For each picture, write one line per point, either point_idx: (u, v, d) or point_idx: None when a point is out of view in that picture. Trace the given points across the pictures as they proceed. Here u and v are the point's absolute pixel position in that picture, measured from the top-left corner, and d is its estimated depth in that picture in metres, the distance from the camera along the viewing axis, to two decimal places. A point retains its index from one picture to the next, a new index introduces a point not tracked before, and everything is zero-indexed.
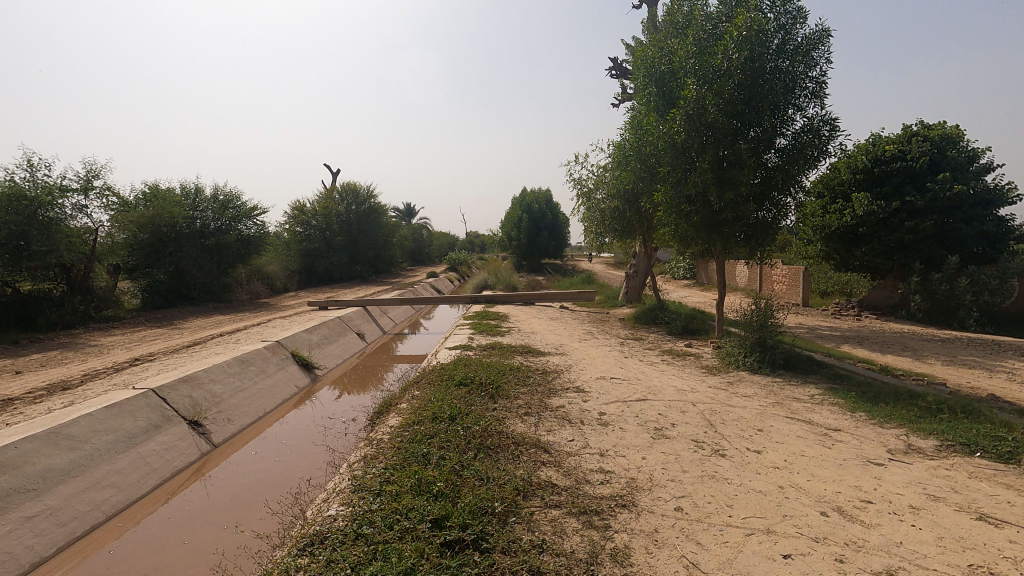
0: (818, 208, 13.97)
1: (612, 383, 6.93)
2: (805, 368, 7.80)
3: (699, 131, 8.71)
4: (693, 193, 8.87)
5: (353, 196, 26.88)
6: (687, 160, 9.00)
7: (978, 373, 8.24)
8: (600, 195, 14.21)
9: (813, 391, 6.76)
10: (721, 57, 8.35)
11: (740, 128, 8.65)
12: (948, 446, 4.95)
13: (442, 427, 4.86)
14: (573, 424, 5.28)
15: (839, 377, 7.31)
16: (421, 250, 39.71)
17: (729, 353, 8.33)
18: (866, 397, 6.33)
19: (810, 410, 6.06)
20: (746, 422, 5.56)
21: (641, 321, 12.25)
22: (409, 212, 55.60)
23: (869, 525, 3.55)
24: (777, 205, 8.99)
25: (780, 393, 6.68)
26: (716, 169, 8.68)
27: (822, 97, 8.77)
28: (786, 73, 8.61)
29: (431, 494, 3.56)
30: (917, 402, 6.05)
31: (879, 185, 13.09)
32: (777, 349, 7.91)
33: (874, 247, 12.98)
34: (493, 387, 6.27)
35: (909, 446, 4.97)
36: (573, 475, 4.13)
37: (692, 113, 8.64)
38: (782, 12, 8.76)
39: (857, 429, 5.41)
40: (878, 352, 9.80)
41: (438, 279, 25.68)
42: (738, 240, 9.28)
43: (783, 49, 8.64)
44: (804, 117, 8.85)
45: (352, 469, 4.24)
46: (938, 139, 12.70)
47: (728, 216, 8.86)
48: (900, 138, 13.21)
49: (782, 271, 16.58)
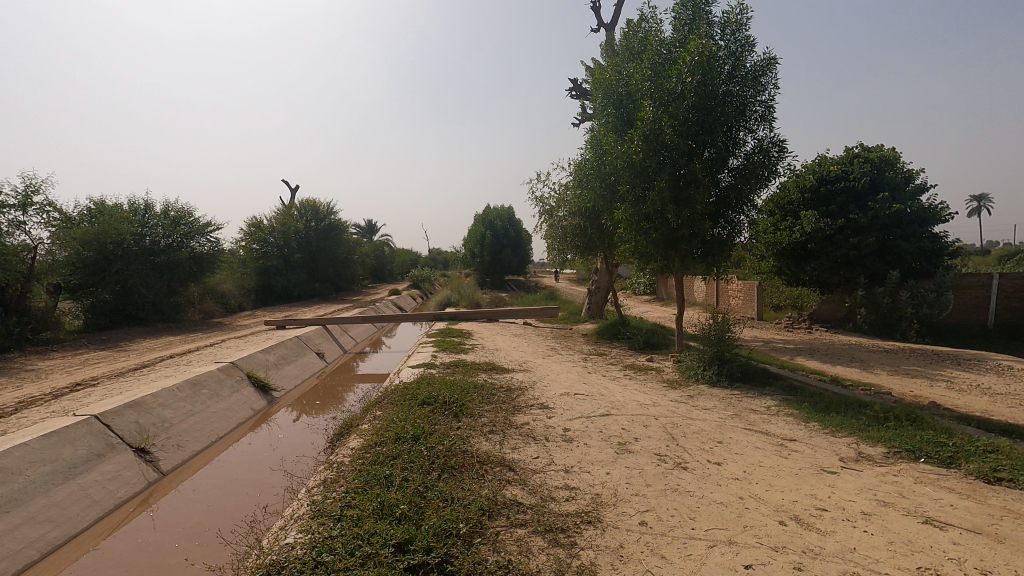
0: (770, 226, 14.54)
1: (576, 399, 6.96)
2: (762, 381, 8.03)
3: (656, 151, 8.99)
4: (652, 211, 9.09)
5: (313, 213, 26.44)
6: (645, 179, 9.24)
7: (920, 382, 8.69)
8: (562, 213, 14.41)
9: (768, 403, 6.98)
10: (675, 81, 8.67)
11: (695, 149, 8.95)
12: (895, 452, 5.18)
13: (405, 447, 4.77)
14: (537, 441, 5.28)
15: (793, 389, 7.57)
16: (383, 267, 39.30)
17: (689, 366, 8.52)
18: (818, 408, 6.58)
19: (766, 421, 6.23)
20: (706, 435, 5.67)
21: (603, 336, 12.39)
22: (370, 229, 54.97)
23: (824, 532, 3.66)
24: (731, 222, 9.32)
25: (738, 405, 6.87)
26: (674, 187, 8.94)
27: (770, 120, 9.17)
28: (737, 97, 8.99)
29: (395, 517, 3.47)
30: (865, 411, 6.31)
31: (824, 203, 13.74)
32: (735, 362, 8.13)
33: (822, 262, 13.59)
34: (458, 406, 6.19)
35: (860, 454, 5.17)
36: (538, 493, 4.10)
37: (648, 134, 8.91)
38: (732, 40, 9.18)
39: (811, 439, 5.60)
40: (828, 364, 10.20)
41: (401, 297, 25.37)
42: (696, 256, 9.54)
43: (733, 74, 9.03)
44: (754, 139, 9.24)
45: (311, 494, 4.09)
46: (877, 161, 13.50)
47: (685, 233, 9.11)
48: (843, 160, 13.95)
49: (737, 286, 17.15)
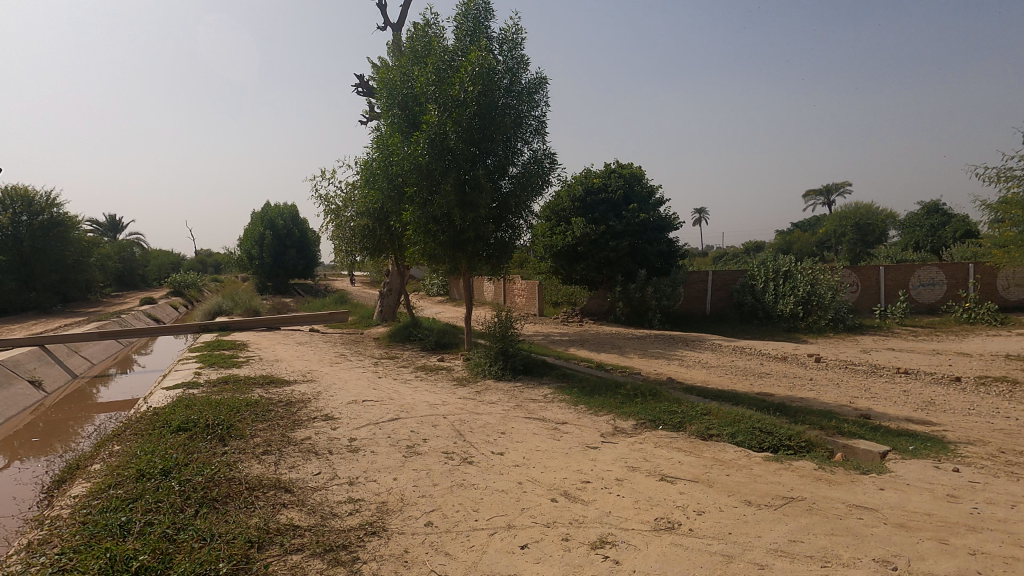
0: (547, 230, 16.04)
1: (364, 406, 6.73)
2: (540, 371, 8.81)
3: (442, 155, 9.19)
4: (439, 213, 9.28)
5: (25, 204, 20.94)
6: (432, 182, 9.38)
7: (661, 362, 10.48)
8: (350, 213, 13.86)
9: (546, 391, 7.67)
10: (458, 89, 8.98)
11: (478, 155, 9.39)
12: (642, 423, 6.13)
13: (150, 485, 4.02)
14: (319, 456, 4.95)
15: (566, 376, 8.46)
16: (133, 272, 33.06)
17: (477, 362, 8.91)
18: (585, 392, 7.46)
19: (543, 408, 6.84)
20: (491, 427, 5.97)
21: (395, 339, 12.25)
22: (114, 226, 45.76)
23: (587, 502, 4.14)
24: (512, 226, 9.99)
25: (520, 396, 7.40)
26: (459, 191, 9.25)
27: (543, 134, 10.05)
28: (514, 110, 9.66)
29: (131, 572, 2.88)
30: (621, 391, 7.35)
31: (590, 211, 15.66)
32: (517, 356, 8.76)
33: (589, 263, 15.48)
34: (224, 428, 5.47)
35: (616, 428, 5.99)
36: (318, 511, 3.84)
37: (434, 138, 9.08)
38: (509, 56, 9.84)
39: (579, 420, 6.31)
40: (595, 352, 11.66)
41: (157, 307, 21.62)
42: (481, 258, 10.01)
43: (511, 89, 9.68)
44: (530, 150, 10.04)
45: (4, 566, 3.15)
46: (628, 176, 15.83)
47: (471, 236, 9.49)
48: (603, 174, 16.07)
49: (521, 285, 18.57)
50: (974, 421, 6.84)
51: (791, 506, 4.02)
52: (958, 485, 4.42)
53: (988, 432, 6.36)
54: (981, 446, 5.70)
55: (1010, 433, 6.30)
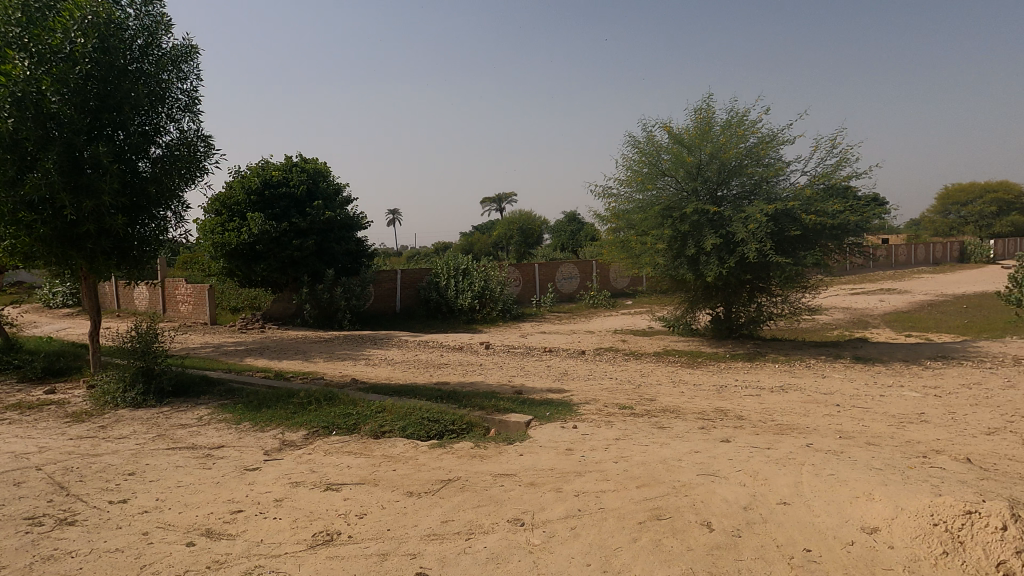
0: (217, 225, 13.97)
1: None
2: (198, 390, 7.52)
3: (36, 122, 6.95)
4: (35, 198, 6.97)
5: None
6: (22, 157, 7.02)
7: (346, 363, 10.24)
8: None
9: (202, 413, 6.57)
10: (59, 37, 6.99)
11: (98, 128, 7.41)
12: (314, 432, 5.77)
13: None
14: None
15: (232, 392, 7.43)
16: None
17: (106, 390, 7.00)
18: (252, 407, 6.66)
19: (195, 434, 5.81)
20: (113, 470, 4.74)
21: None
22: None
23: (234, 536, 3.61)
24: (156, 221, 8.17)
25: (165, 424, 6.14)
26: (67, 171, 7.12)
27: (195, 113, 8.53)
28: (152, 79, 7.94)
29: None
30: (294, 400, 6.81)
31: (268, 206, 14.25)
32: (165, 375, 7.28)
33: (270, 263, 14.10)
34: None
35: (283, 443, 5.48)
36: None
37: (20, 96, 6.81)
38: (143, 12, 8.06)
39: (240, 441, 5.56)
40: (274, 360, 10.66)
41: None
42: (110, 259, 7.93)
43: (146, 52, 7.94)
44: (178, 130, 8.40)
45: None
46: (312, 171, 14.99)
47: (89, 229, 7.41)
48: (283, 167, 14.84)
49: (185, 290, 15.76)
50: (591, 384, 8.69)
51: (447, 488, 4.28)
52: (574, 439, 5.45)
53: (598, 391, 8.14)
54: (593, 404, 7.24)
55: (611, 390, 8.21)
